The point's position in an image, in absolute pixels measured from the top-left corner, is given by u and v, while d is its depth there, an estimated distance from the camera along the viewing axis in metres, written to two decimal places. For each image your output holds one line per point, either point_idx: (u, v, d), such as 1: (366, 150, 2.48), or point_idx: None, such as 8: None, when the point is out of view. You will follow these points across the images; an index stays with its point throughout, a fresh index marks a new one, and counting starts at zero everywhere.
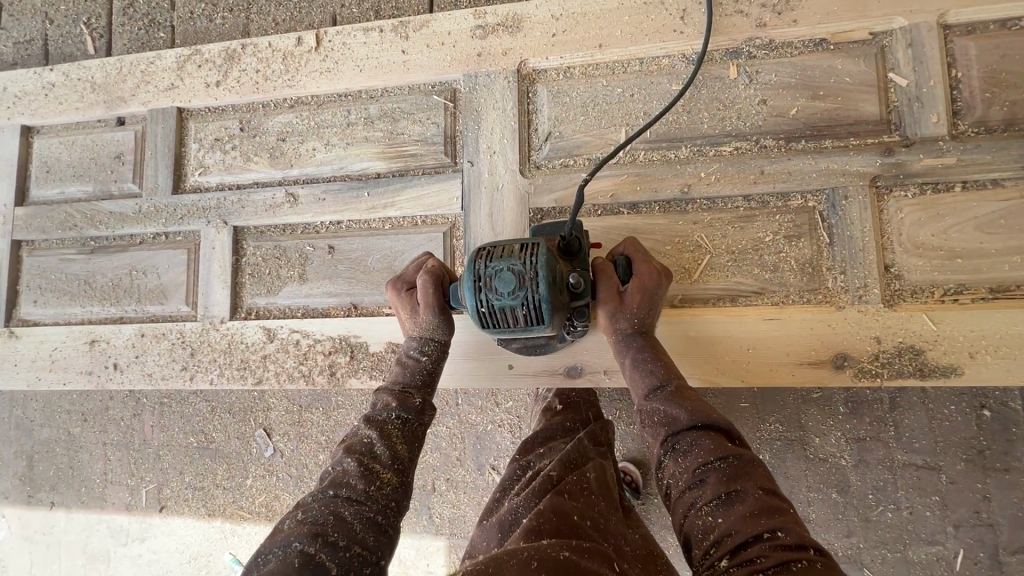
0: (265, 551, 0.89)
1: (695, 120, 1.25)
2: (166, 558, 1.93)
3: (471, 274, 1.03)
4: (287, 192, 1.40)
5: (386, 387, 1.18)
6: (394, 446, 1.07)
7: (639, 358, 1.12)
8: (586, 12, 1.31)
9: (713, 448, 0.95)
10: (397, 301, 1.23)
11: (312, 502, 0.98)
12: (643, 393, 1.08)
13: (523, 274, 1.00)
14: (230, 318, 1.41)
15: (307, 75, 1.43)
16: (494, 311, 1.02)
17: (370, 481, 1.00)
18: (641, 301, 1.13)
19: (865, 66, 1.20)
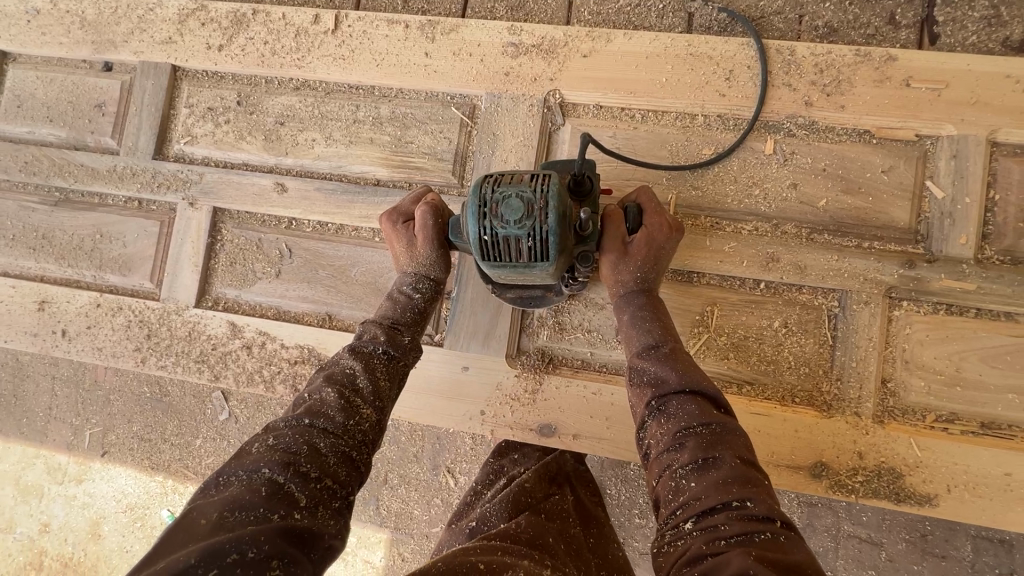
0: (229, 472, 0.78)
1: (719, 190, 1.18)
2: (101, 505, 1.86)
3: (476, 199, 0.91)
4: (276, 181, 1.30)
5: (371, 321, 1.04)
6: (377, 381, 0.94)
7: (640, 315, 1.02)
8: (627, 52, 1.22)
9: (698, 412, 0.87)
10: (391, 236, 1.12)
11: (285, 427, 0.85)
12: (638, 351, 0.99)
13: (533, 202, 0.88)
14: (194, 305, 1.32)
15: (319, 59, 1.32)
16: (497, 242, 0.90)
17: (349, 415, 0.88)
18: (648, 253, 1.04)
19: (905, 167, 1.14)
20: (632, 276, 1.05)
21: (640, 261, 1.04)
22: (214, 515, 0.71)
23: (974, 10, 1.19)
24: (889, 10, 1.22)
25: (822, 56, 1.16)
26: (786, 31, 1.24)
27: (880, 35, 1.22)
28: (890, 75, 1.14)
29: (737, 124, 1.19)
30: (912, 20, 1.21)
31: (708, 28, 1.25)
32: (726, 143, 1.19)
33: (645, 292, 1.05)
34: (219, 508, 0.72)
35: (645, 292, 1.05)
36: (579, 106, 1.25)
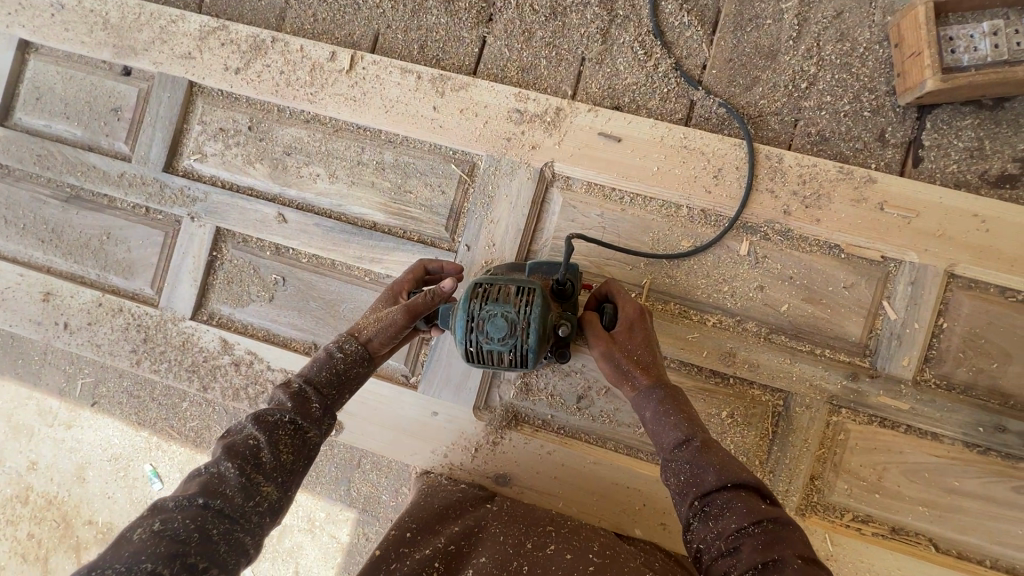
0: (103, 564, 0.70)
1: (691, 282, 1.26)
2: (86, 450, 1.74)
3: (465, 313, 1.01)
4: (278, 211, 1.37)
5: (286, 380, 1.00)
6: (281, 455, 0.90)
7: (661, 407, 0.96)
8: (626, 135, 1.27)
9: (747, 510, 0.81)
10: (385, 288, 1.16)
11: (173, 510, 0.79)
12: (666, 449, 0.93)
13: (516, 321, 0.98)
14: (190, 317, 1.40)
15: (331, 97, 1.36)
16: (483, 352, 1.01)
17: (249, 495, 0.84)
18: (635, 338, 1.05)
19: (865, 286, 1.21)
20: (632, 366, 1.02)
21: (631, 350, 1.04)
22: None
23: (959, 140, 1.24)
24: (881, 126, 1.27)
25: (805, 169, 1.23)
26: (780, 133, 1.29)
27: (867, 150, 1.27)
28: (866, 197, 1.21)
29: (718, 221, 1.26)
30: (901, 140, 1.26)
31: (706, 120, 1.31)
32: (704, 238, 1.26)
33: (654, 381, 1.00)
34: None
35: (654, 381, 1.00)
36: (573, 180, 1.30)
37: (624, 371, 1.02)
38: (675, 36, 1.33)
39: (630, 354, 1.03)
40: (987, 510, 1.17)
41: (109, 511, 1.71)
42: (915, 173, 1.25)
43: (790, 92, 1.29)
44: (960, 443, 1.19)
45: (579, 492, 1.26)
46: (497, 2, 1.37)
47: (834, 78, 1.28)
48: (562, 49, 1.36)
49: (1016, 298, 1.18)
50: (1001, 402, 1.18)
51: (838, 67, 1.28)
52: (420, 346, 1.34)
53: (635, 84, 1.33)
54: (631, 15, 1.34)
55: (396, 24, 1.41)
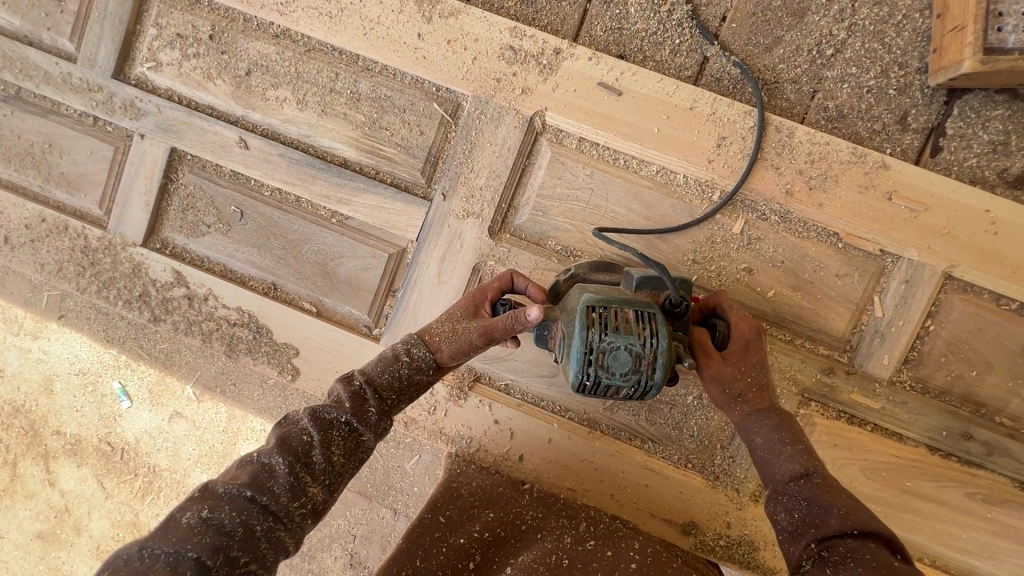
0: (153, 546, 0.73)
1: (677, 258, 1.19)
2: (55, 362, 1.57)
3: (582, 344, 0.89)
4: (240, 136, 1.25)
5: (349, 375, 1.00)
6: (331, 457, 0.91)
7: (774, 435, 0.94)
8: (628, 89, 1.15)
9: (876, 564, 0.73)
10: (470, 293, 1.08)
11: (223, 498, 0.81)
12: (781, 481, 0.90)
13: (641, 356, 0.88)
14: (141, 244, 1.30)
15: (305, 10, 1.21)
16: (599, 386, 0.91)
17: (295, 496, 0.86)
18: (749, 363, 1.00)
19: (857, 280, 1.15)
20: (743, 390, 0.99)
21: (745, 372, 1.00)
22: None
23: (985, 131, 1.14)
24: (905, 107, 1.16)
25: (817, 146, 1.13)
26: (795, 103, 1.18)
27: (885, 133, 1.17)
28: (875, 184, 1.12)
29: (714, 195, 1.17)
30: (922, 125, 1.16)
31: (717, 80, 1.18)
32: (697, 211, 1.17)
33: (763, 406, 0.98)
34: None
35: (764, 406, 0.97)
36: (565, 133, 1.19)
37: (734, 395, 0.99)
38: None
39: (742, 376, 0.99)
40: (936, 512, 1.18)
41: (77, 425, 1.57)
42: (931, 163, 1.16)
43: (813, 58, 1.17)
44: (923, 447, 1.17)
45: (541, 457, 1.25)
46: None
47: (864, 47, 1.15)
48: None
49: (1011, 307, 1.13)
50: (972, 409, 1.16)
51: (870, 35, 1.15)
52: (386, 297, 1.27)
53: (645, 31, 1.19)
54: None
55: None
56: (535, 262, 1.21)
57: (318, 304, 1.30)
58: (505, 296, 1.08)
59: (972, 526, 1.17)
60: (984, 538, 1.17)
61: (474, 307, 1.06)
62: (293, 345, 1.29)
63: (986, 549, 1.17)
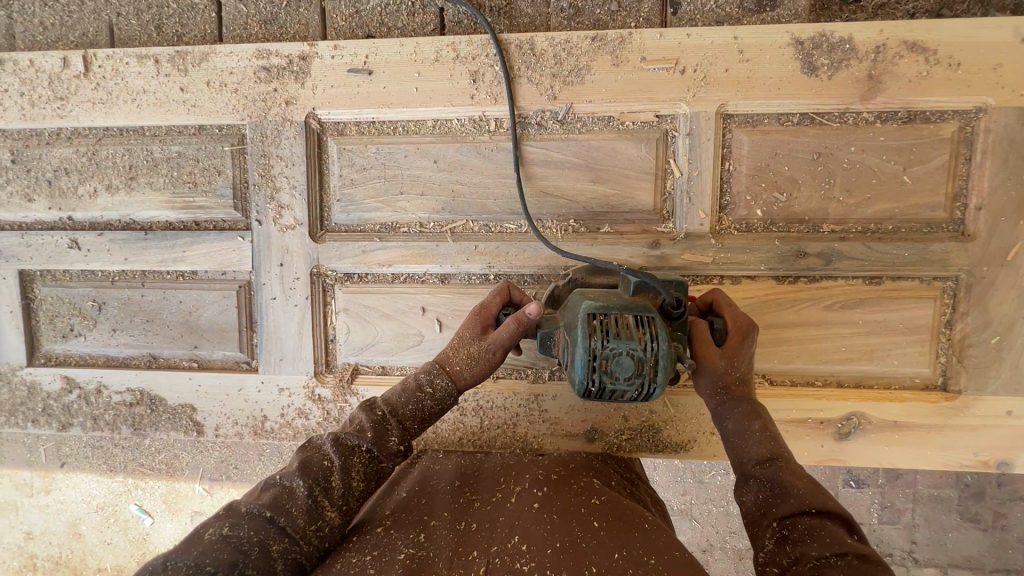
0: (175, 557, 0.75)
1: (483, 194, 1.23)
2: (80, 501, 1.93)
3: (585, 352, 0.89)
4: (71, 238, 1.34)
5: (372, 405, 1.02)
6: (349, 482, 0.93)
7: (743, 422, 0.97)
8: (377, 63, 1.21)
9: (832, 542, 0.77)
10: (472, 311, 1.11)
11: (243, 515, 0.84)
12: (747, 463, 0.92)
13: (644, 361, 0.88)
14: (27, 365, 1.39)
15: (80, 105, 1.30)
16: (604, 392, 0.90)
17: (311, 519, 0.87)
18: (743, 364, 1.01)
19: (647, 151, 1.19)
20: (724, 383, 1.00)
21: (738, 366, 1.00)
22: None
23: None
24: None
25: (560, 45, 1.17)
26: (534, 16, 1.23)
27: (624, 10, 1.21)
28: (626, 58, 1.16)
29: (490, 125, 1.22)
30: None
31: (458, 23, 1.24)
32: (483, 146, 1.22)
33: (741, 398, 1.00)
34: None
35: (743, 398, 1.00)
36: (342, 124, 1.26)
37: (719, 387, 1.00)
38: None
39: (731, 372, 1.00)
40: (807, 334, 1.20)
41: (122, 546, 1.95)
42: (675, 20, 1.20)
43: None
44: (771, 280, 1.20)
45: (441, 419, 1.31)
46: None
47: None
48: None
49: (793, 122, 1.16)
50: (801, 228, 1.18)
51: None
52: (251, 329, 1.34)
53: (379, 6, 1.26)
54: None
55: (125, 9, 1.33)
56: (361, 248, 1.27)
57: (198, 359, 1.37)
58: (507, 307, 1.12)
59: (844, 335, 1.20)
60: (860, 342, 1.19)
61: (482, 324, 1.10)
62: (188, 404, 1.36)
63: (865, 352, 1.19)
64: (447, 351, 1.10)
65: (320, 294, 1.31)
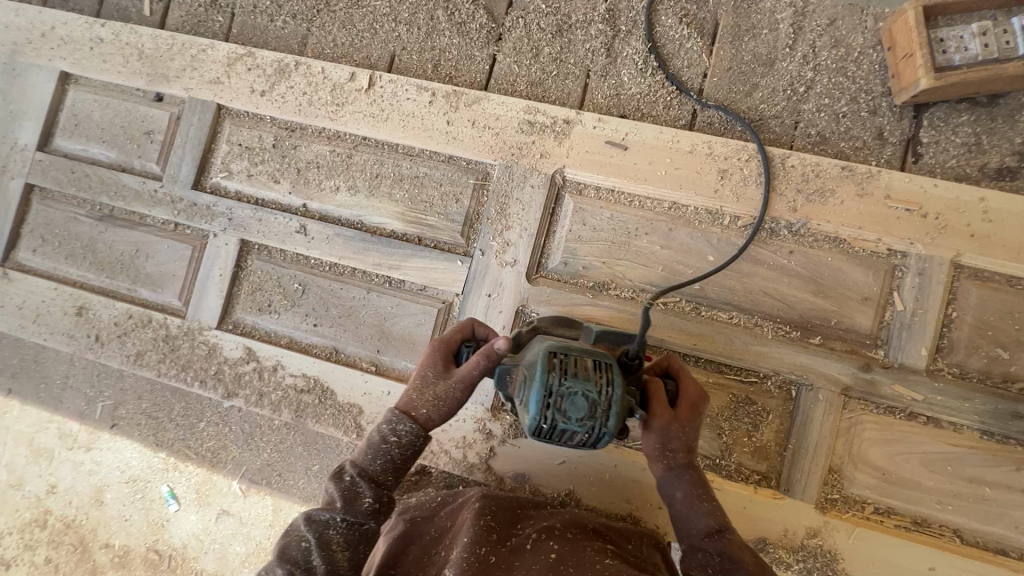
0: None
1: (703, 279, 1.29)
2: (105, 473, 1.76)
3: (543, 387, 0.93)
4: (300, 222, 1.44)
5: (340, 473, 1.01)
6: (344, 542, 0.94)
7: (693, 490, 0.98)
8: (634, 141, 1.33)
9: None
10: (434, 342, 1.09)
11: (275, 571, 0.92)
12: (697, 534, 0.94)
13: (597, 403, 0.92)
14: (215, 327, 1.45)
15: (352, 113, 1.44)
16: (554, 432, 0.93)
17: (325, 568, 0.91)
18: (687, 431, 1.03)
19: (874, 278, 1.23)
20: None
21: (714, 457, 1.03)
22: None
23: (957, 136, 1.29)
24: (880, 125, 1.31)
25: (809, 167, 1.27)
26: (781, 135, 1.34)
27: (867, 149, 1.31)
28: (871, 191, 1.24)
29: (725, 219, 1.30)
30: (899, 138, 1.31)
31: (709, 125, 1.37)
32: (713, 236, 1.30)
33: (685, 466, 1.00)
34: None
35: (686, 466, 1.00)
36: (584, 186, 1.36)
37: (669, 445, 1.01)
38: (675, 48, 1.40)
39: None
40: (1011, 500, 1.16)
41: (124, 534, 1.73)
42: (915, 168, 1.29)
43: (789, 96, 1.35)
44: (978, 433, 1.19)
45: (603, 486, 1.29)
46: (506, 23, 1.47)
47: (831, 82, 1.34)
48: (568, 64, 1.44)
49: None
50: (1019, 389, 1.18)
51: (834, 71, 1.34)
52: None
53: (639, 94, 1.40)
54: (631, 30, 1.42)
55: (411, 46, 1.51)
56: (571, 299, 1.32)
57: (376, 362, 1.40)
58: (468, 342, 1.09)
59: None
60: None
61: (446, 356, 1.07)
62: (354, 404, 1.37)
63: None
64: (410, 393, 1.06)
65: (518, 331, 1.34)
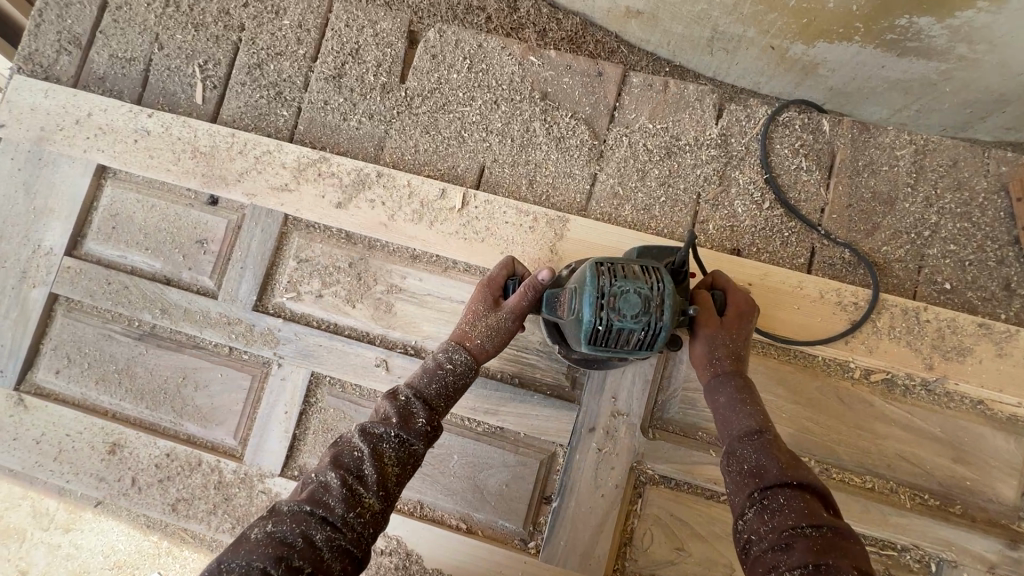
0: (227, 560, 0.77)
1: (834, 438, 1.20)
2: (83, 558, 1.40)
3: (594, 291, 0.96)
4: (381, 356, 1.28)
5: (395, 391, 1.02)
6: (382, 470, 0.92)
7: (736, 395, 1.04)
8: (758, 286, 1.24)
9: (806, 513, 0.85)
10: (480, 283, 1.15)
11: (286, 513, 0.85)
12: (735, 435, 0.99)
13: (650, 299, 0.95)
14: (278, 474, 1.27)
15: (441, 234, 1.30)
16: (611, 332, 0.95)
17: (350, 506, 0.86)
18: (732, 349, 1.07)
19: (1015, 445, 1.17)
20: (814, 514, 0.85)
21: (788, 485, 0.90)
22: None
23: None
24: (1007, 275, 1.26)
25: (946, 322, 1.20)
26: (906, 279, 1.27)
27: (996, 299, 1.26)
28: (1010, 351, 1.18)
29: (854, 373, 1.22)
30: None
31: (830, 264, 1.29)
32: (843, 391, 1.21)
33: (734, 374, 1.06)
34: None
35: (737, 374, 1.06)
36: None
37: (718, 355, 1.07)
38: (791, 180, 1.33)
39: (808, 492, 0.89)
40: None
41: None
42: None
43: (912, 239, 1.28)
44: None
45: None
46: (609, 141, 1.37)
47: (955, 227, 1.28)
48: (678, 190, 1.34)
49: None
50: None
51: (959, 216, 1.29)
52: (539, 505, 1.24)
53: (755, 228, 1.31)
54: (745, 158, 1.34)
55: (503, 158, 1.38)
56: (693, 456, 1.20)
57: (467, 520, 1.26)
58: (514, 276, 1.16)
59: None
60: None
61: (484, 300, 1.13)
62: (443, 571, 1.22)
63: None
64: (462, 326, 1.13)
65: (631, 491, 1.22)
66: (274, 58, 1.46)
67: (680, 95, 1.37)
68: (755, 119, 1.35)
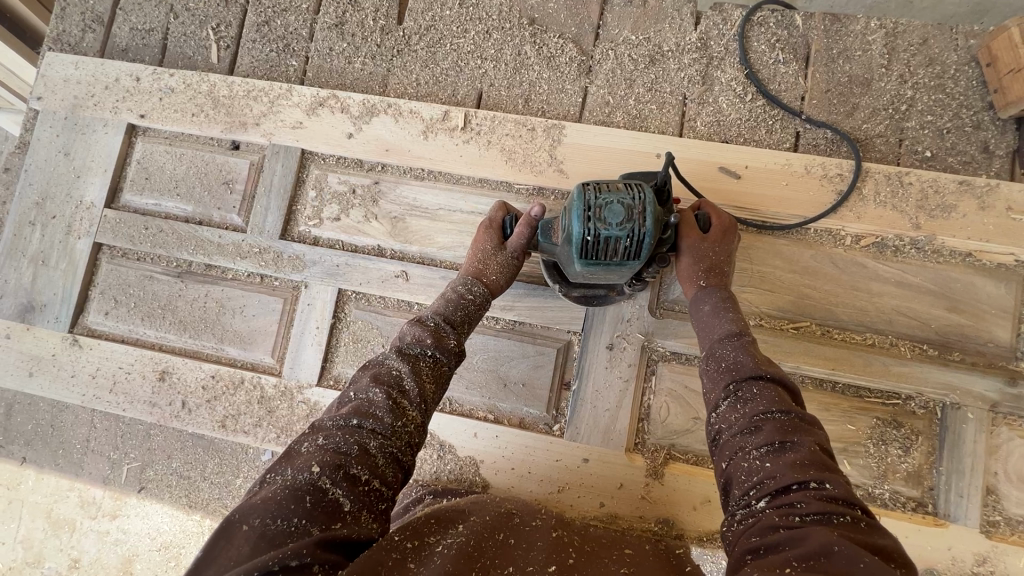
0: (277, 471, 0.78)
1: (833, 301, 1.27)
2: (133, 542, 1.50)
3: (580, 205, 1.01)
4: (401, 268, 1.38)
5: (421, 318, 1.05)
6: (423, 384, 0.95)
7: (720, 303, 1.08)
8: (748, 168, 1.32)
9: (777, 399, 0.87)
10: (482, 225, 1.22)
11: (332, 427, 0.86)
12: (717, 336, 1.03)
13: (633, 207, 1.00)
14: (315, 384, 1.37)
15: (448, 152, 1.40)
16: (599, 243, 1.00)
17: (396, 416, 0.88)
18: (716, 262, 1.13)
19: (1006, 290, 1.23)
20: (784, 402, 0.87)
21: (760, 377, 0.92)
22: (257, 521, 0.69)
23: None
24: (984, 139, 1.33)
25: (928, 183, 1.26)
26: (888, 153, 1.35)
27: (976, 162, 1.33)
28: (993, 203, 1.24)
29: (847, 240, 1.29)
30: (1005, 150, 1.32)
31: (815, 146, 1.37)
32: (836, 257, 1.28)
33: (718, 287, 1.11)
34: (262, 514, 0.70)
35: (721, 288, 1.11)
36: None
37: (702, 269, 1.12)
38: (771, 72, 1.41)
39: (779, 383, 0.92)
40: None
41: None
42: None
43: (891, 114, 1.36)
44: None
45: None
46: (596, 55, 1.46)
47: (931, 99, 1.35)
48: (664, 93, 1.42)
49: None
50: None
51: (933, 88, 1.36)
52: (560, 389, 1.32)
53: (741, 119, 1.39)
54: (725, 56, 1.42)
55: (498, 82, 1.48)
56: None
57: (493, 411, 1.34)
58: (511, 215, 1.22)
59: None
60: None
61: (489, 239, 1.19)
62: (476, 458, 1.30)
63: None
64: (471, 263, 1.19)
65: (644, 368, 1.30)
66: (280, 14, 1.58)
67: (659, 8, 1.46)
68: (731, 20, 1.43)
